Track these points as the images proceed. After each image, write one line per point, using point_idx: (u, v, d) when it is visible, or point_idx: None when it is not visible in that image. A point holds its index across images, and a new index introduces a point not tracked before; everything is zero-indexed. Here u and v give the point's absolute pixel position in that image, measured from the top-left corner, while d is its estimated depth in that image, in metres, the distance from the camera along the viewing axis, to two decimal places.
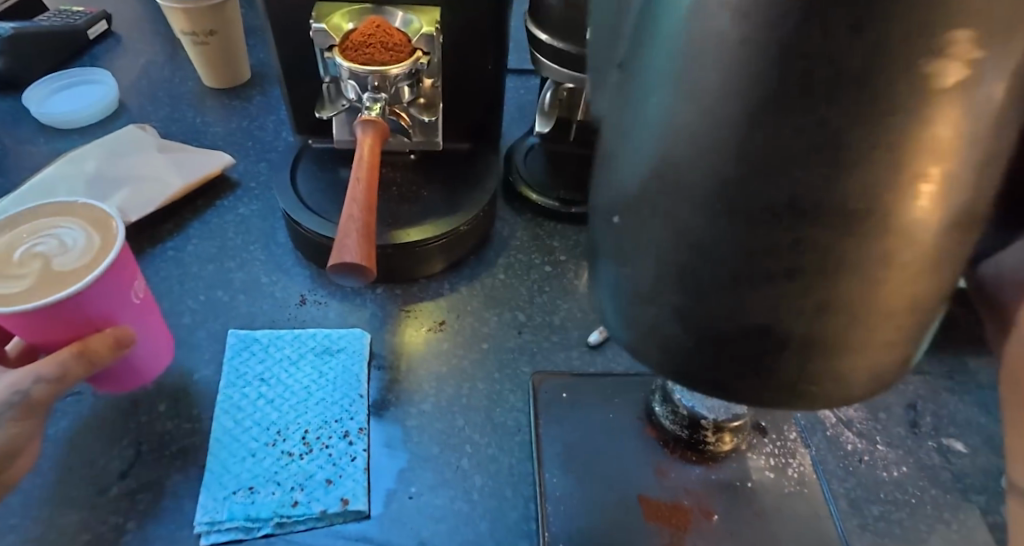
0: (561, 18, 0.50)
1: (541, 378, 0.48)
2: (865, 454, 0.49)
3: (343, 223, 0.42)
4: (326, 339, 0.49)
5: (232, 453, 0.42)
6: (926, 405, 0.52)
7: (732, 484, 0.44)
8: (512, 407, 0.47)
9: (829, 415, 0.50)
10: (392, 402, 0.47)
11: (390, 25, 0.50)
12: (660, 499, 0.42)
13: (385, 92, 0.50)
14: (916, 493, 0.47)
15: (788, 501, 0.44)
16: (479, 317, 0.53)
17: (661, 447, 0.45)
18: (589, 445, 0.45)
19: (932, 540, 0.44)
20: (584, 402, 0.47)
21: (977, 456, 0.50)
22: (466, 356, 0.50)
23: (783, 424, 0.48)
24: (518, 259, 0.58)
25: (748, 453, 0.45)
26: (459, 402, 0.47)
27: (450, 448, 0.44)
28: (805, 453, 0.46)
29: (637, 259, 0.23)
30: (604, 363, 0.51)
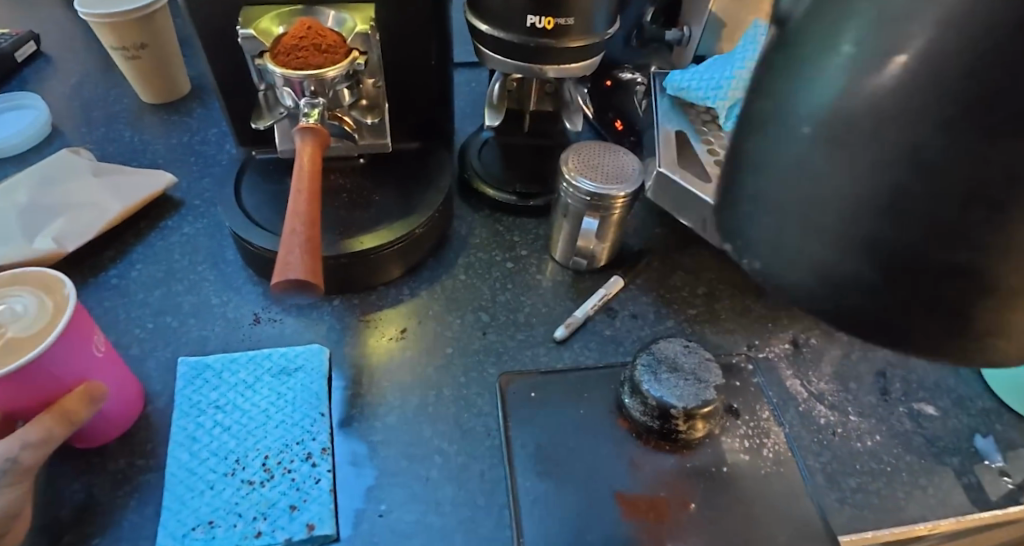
0: (499, 7, 0.49)
1: (507, 379, 0.47)
2: (839, 426, 0.48)
3: (286, 238, 0.40)
4: (284, 357, 0.47)
5: (191, 489, 0.40)
6: (895, 371, 0.53)
7: (708, 471, 0.43)
8: (481, 411, 0.46)
9: (801, 390, 0.50)
10: (356, 417, 0.45)
11: (322, 25, 0.48)
12: (635, 493, 0.42)
13: (323, 96, 0.48)
14: (891, 461, 0.47)
15: (765, 482, 0.43)
16: (443, 321, 0.52)
17: (635, 439, 0.44)
18: (561, 444, 0.44)
19: (910, 508, 0.44)
20: (553, 400, 0.46)
21: (947, 418, 0.50)
22: (432, 362, 0.49)
23: (754, 405, 0.47)
24: (477, 257, 0.57)
25: (722, 437, 0.45)
26: (427, 412, 0.46)
27: (418, 460, 0.43)
28: (779, 431, 0.46)
29: (788, 216, 0.19)
30: (571, 357, 0.50)
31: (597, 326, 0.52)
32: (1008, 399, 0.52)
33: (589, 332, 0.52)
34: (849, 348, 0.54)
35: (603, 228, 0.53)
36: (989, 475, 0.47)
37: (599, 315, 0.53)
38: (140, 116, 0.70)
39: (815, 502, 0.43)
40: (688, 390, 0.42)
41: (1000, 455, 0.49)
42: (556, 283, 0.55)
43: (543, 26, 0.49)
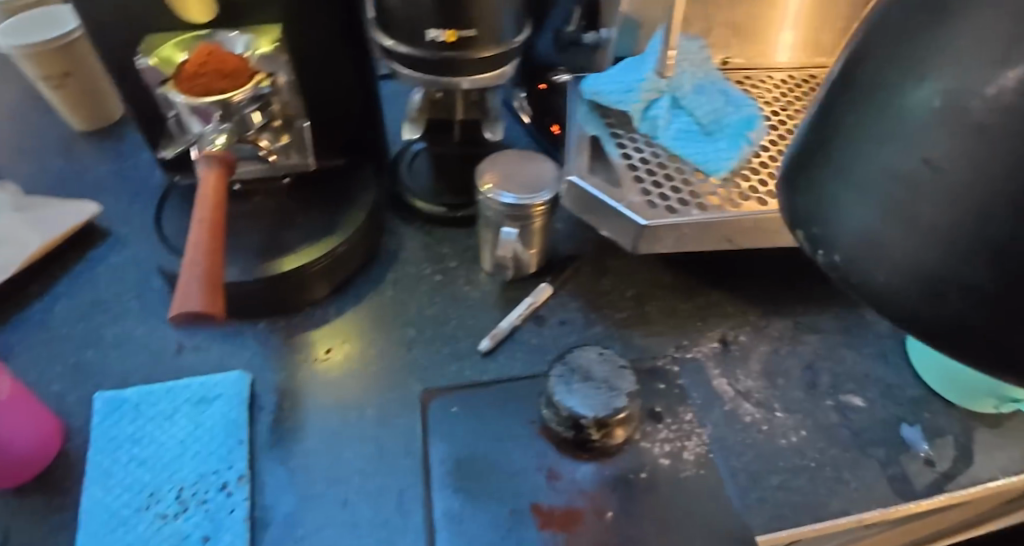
0: (401, 22, 0.48)
1: (428, 395, 0.47)
2: (763, 423, 0.48)
3: (185, 269, 0.40)
4: (206, 386, 0.46)
5: (106, 527, 0.40)
6: (825, 363, 0.53)
7: (625, 478, 0.43)
8: (402, 429, 0.46)
9: (727, 389, 0.50)
10: (277, 443, 0.45)
11: (224, 50, 0.47)
12: (552, 505, 0.42)
13: (229, 121, 0.48)
14: (815, 457, 0.47)
15: (684, 486, 0.43)
16: (370, 340, 0.52)
17: (556, 449, 0.44)
18: (480, 459, 0.44)
19: (833, 504, 0.45)
20: (474, 414, 0.46)
21: (874, 408, 0.51)
22: (357, 382, 0.49)
23: (678, 407, 0.47)
24: (406, 271, 0.57)
25: (642, 442, 0.45)
26: (348, 434, 0.46)
27: (337, 483, 0.43)
28: (701, 433, 0.46)
29: (901, 208, 0.18)
30: (496, 369, 0.50)
31: (524, 336, 0.52)
32: (936, 386, 0.52)
33: (516, 341, 0.52)
34: (779, 343, 0.54)
35: (526, 237, 0.53)
36: (915, 464, 0.48)
37: (526, 323, 0.53)
38: (73, 143, 0.69)
39: (735, 503, 0.43)
40: (600, 398, 0.42)
41: (926, 443, 0.49)
42: (485, 294, 0.55)
43: (445, 39, 0.48)
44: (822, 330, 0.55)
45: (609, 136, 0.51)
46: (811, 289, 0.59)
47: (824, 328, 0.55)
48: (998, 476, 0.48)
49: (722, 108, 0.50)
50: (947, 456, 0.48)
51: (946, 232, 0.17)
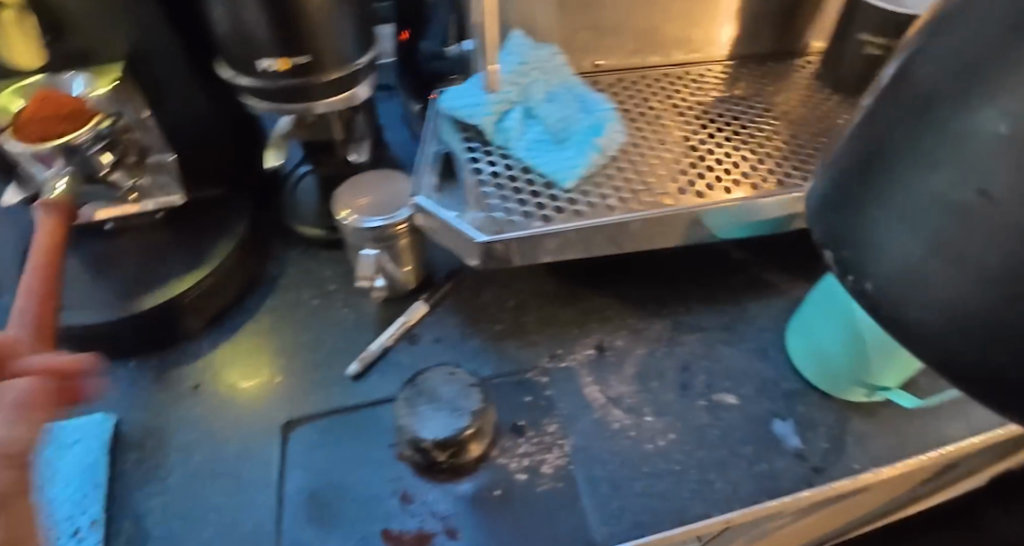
0: (235, 52, 0.48)
1: (292, 424, 0.48)
2: (632, 429, 0.48)
3: (14, 319, 0.40)
4: (71, 429, 0.47)
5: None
6: (702, 363, 0.53)
7: (479, 496, 0.43)
8: (263, 462, 0.46)
9: (597, 396, 0.50)
10: (136, 484, 0.45)
11: (61, 92, 0.47)
12: (403, 529, 0.42)
13: (72, 162, 0.47)
14: (681, 460, 0.47)
15: (539, 500, 0.44)
16: (244, 371, 0.52)
17: (416, 470, 0.44)
18: (336, 489, 0.44)
19: (694, 507, 0.45)
20: (333, 442, 0.46)
21: (747, 405, 0.51)
22: (226, 415, 0.49)
23: (541, 420, 0.48)
24: (285, 297, 0.57)
25: (499, 458, 0.45)
26: (210, 469, 0.46)
27: (192, 522, 0.43)
28: (562, 444, 0.46)
29: (944, 250, 0.16)
30: (364, 392, 0.50)
31: (397, 356, 0.52)
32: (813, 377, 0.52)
33: (388, 362, 0.52)
34: (656, 345, 0.54)
35: (395, 256, 0.53)
36: (784, 460, 0.48)
37: (399, 343, 0.53)
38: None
39: (591, 514, 0.43)
40: (442, 422, 0.42)
41: (798, 437, 0.49)
42: (363, 315, 0.55)
43: (279, 67, 0.48)
44: (701, 329, 0.55)
45: (461, 151, 0.50)
46: (695, 287, 0.59)
47: (703, 327, 0.56)
48: (866, 466, 0.48)
49: (571, 115, 0.50)
50: (818, 450, 0.48)
51: (980, 274, 0.15)
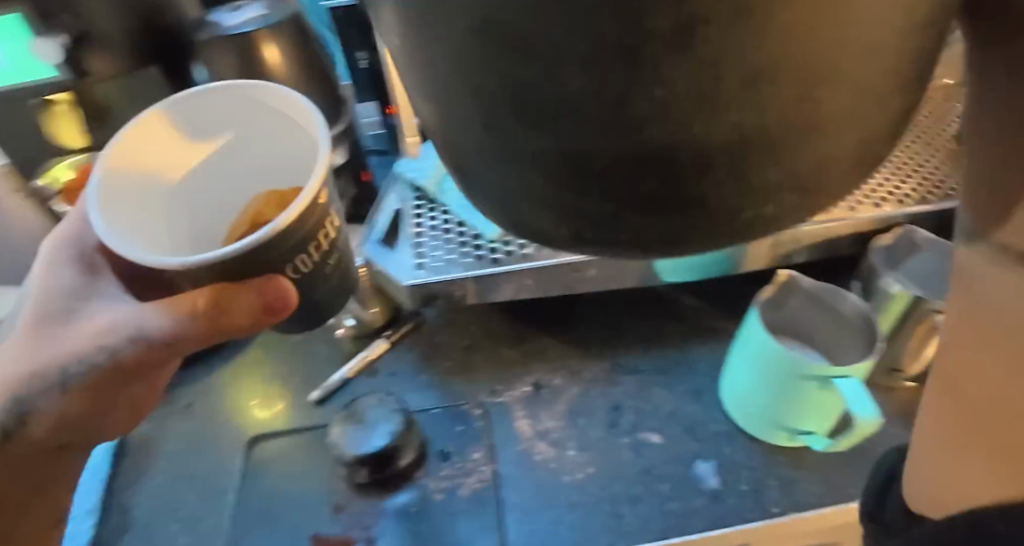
0: None
1: (259, 438, 0.56)
2: (553, 461, 0.53)
3: None
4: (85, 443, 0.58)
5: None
6: (629, 402, 0.56)
7: (404, 510, 0.51)
8: (227, 471, 0.55)
9: (526, 430, 0.55)
10: (127, 483, 0.55)
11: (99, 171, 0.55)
12: (331, 533, 0.51)
13: None
14: (595, 493, 0.51)
15: (455, 519, 0.51)
16: (204, 398, 0.59)
17: (352, 488, 0.53)
18: (274, 520, 0.52)
19: (601, 538, 0.49)
20: (285, 460, 0.55)
21: (671, 444, 0.53)
22: (190, 438, 0.57)
23: (468, 449, 0.54)
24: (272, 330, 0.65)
25: (422, 478, 0.53)
26: (178, 476, 0.55)
27: (168, 517, 0.53)
28: (485, 469, 0.53)
29: (450, 118, 0.12)
30: (320, 417, 0.57)
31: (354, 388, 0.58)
32: (738, 419, 0.53)
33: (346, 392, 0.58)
34: (590, 385, 0.57)
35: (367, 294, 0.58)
36: (700, 500, 0.50)
37: (360, 375, 0.59)
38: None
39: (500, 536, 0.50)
40: (361, 440, 0.51)
41: (717, 479, 0.51)
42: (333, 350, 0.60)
43: None
44: (637, 371, 0.58)
45: None
46: (642, 327, 0.60)
47: (639, 369, 0.58)
48: (785, 509, 0.49)
49: None
50: (736, 491, 0.50)
51: (497, 131, 0.11)
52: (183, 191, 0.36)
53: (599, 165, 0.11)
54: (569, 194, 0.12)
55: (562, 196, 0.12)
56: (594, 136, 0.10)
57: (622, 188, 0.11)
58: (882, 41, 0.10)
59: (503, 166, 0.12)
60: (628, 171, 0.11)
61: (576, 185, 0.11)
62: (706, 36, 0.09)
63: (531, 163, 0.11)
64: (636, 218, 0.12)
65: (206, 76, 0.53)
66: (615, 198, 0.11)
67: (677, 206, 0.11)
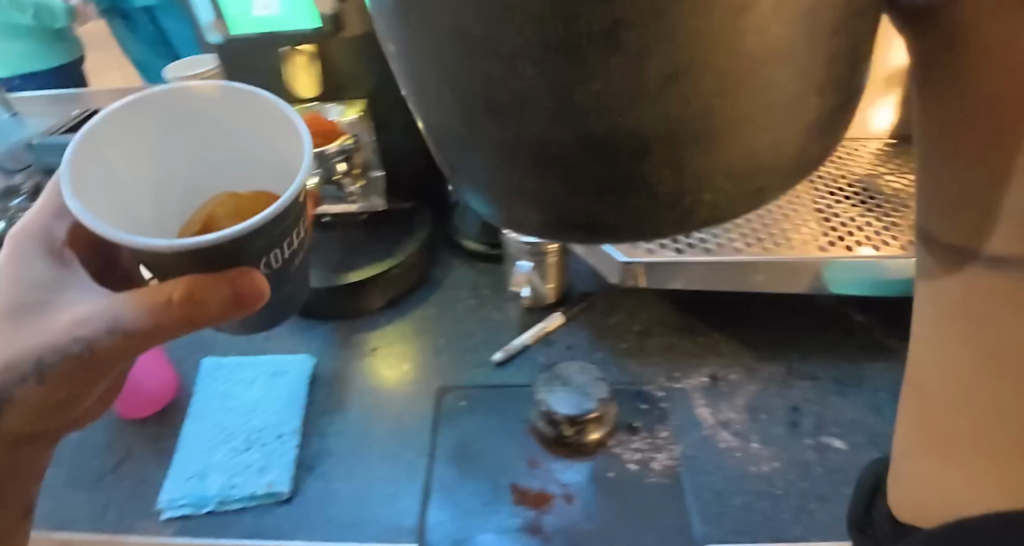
0: None
1: (445, 390, 0.55)
2: (738, 450, 0.50)
3: None
4: (232, 384, 0.54)
5: (143, 507, 0.47)
6: (810, 405, 0.53)
7: (597, 474, 0.48)
8: (420, 414, 0.53)
9: (707, 416, 0.52)
10: (324, 413, 0.53)
11: (324, 118, 0.55)
12: (530, 486, 0.48)
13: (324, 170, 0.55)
14: (784, 486, 0.48)
15: (648, 489, 0.48)
16: (400, 347, 0.58)
17: (539, 444, 0.50)
18: (477, 467, 0.49)
19: (793, 529, 0.45)
20: (478, 410, 0.53)
21: (856, 452, 0.49)
22: (386, 378, 0.56)
23: (656, 425, 0.52)
24: (448, 293, 0.62)
25: (616, 448, 0.50)
26: (376, 412, 0.53)
27: (361, 451, 0.51)
28: (673, 447, 0.50)
29: (432, 104, 0.13)
30: (503, 378, 0.56)
31: (532, 354, 0.57)
32: None
33: (525, 357, 0.57)
34: (768, 385, 0.54)
35: (545, 270, 0.58)
36: None
37: (535, 345, 0.58)
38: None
39: (694, 518, 0.46)
40: (574, 399, 0.50)
41: None
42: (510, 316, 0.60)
43: None
44: (814, 378, 0.54)
45: None
46: (784, 328, 0.58)
47: (817, 377, 0.54)
48: None
49: None
50: None
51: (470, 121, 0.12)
52: (163, 177, 0.34)
53: (561, 153, 0.12)
54: (535, 178, 0.12)
55: (532, 183, 0.13)
56: (556, 123, 0.11)
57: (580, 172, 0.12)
58: (799, 39, 0.11)
59: (478, 158, 0.13)
60: (577, 154, 0.12)
61: (541, 172, 0.12)
62: (629, 37, 0.10)
63: (504, 151, 0.12)
64: (596, 201, 0.12)
65: None
66: (577, 180, 0.12)
67: (624, 189, 0.12)
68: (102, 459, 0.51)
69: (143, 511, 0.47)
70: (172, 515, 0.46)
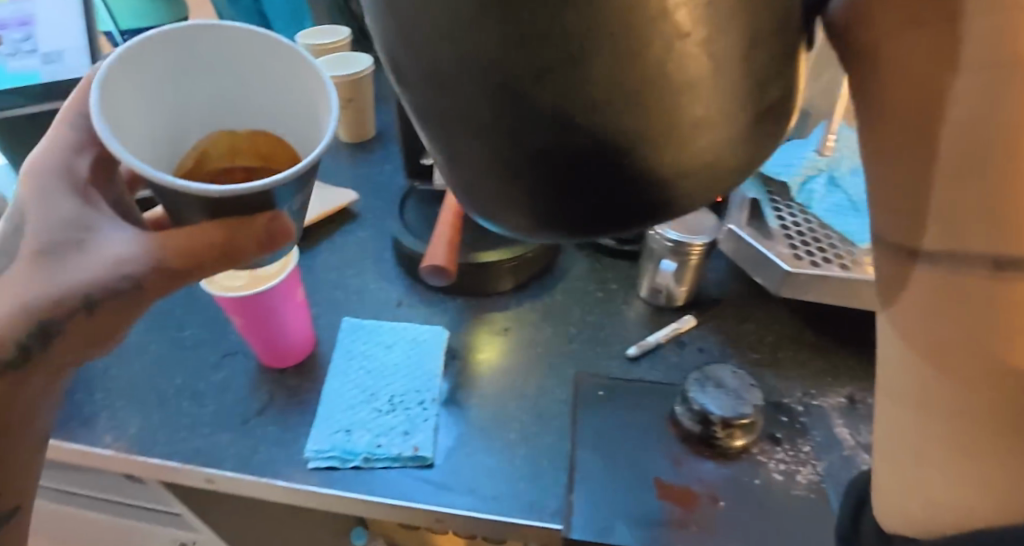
0: None
1: (581, 377, 0.52)
2: None
3: (438, 230, 0.51)
4: (372, 346, 0.53)
5: (288, 451, 0.46)
6: None
7: (741, 480, 0.45)
8: (555, 398, 0.50)
9: (848, 438, 0.48)
10: (458, 385, 0.51)
11: None
12: (673, 483, 0.45)
13: None
14: None
15: (796, 504, 0.44)
16: (536, 328, 0.56)
17: (677, 441, 0.47)
18: (618, 460, 0.47)
19: None
20: (619, 402, 0.50)
21: None
22: (523, 357, 0.53)
23: (799, 439, 0.48)
24: (575, 284, 0.59)
25: (761, 457, 0.47)
26: (514, 390, 0.51)
27: (500, 426, 0.49)
28: (818, 464, 0.46)
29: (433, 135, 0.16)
30: (640, 373, 0.52)
31: (665, 353, 0.54)
32: None
33: (659, 356, 0.54)
34: None
35: (684, 272, 0.54)
36: None
37: (669, 345, 0.54)
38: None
39: None
40: (727, 402, 0.47)
41: None
42: (639, 315, 0.56)
43: None
44: None
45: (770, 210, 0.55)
46: None
47: None
48: None
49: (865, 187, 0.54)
50: None
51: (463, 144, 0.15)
52: (180, 101, 0.32)
53: (529, 163, 0.15)
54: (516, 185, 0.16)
55: (514, 190, 0.16)
56: (523, 141, 0.14)
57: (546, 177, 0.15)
58: (715, 69, 0.14)
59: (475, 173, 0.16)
60: (542, 164, 0.15)
61: (518, 181, 0.15)
62: (560, 72, 0.13)
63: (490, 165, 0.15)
64: (562, 199, 0.16)
65: None
66: (544, 184, 0.15)
67: (584, 189, 0.15)
68: (246, 402, 0.49)
69: (289, 456, 0.46)
70: (317, 466, 0.45)
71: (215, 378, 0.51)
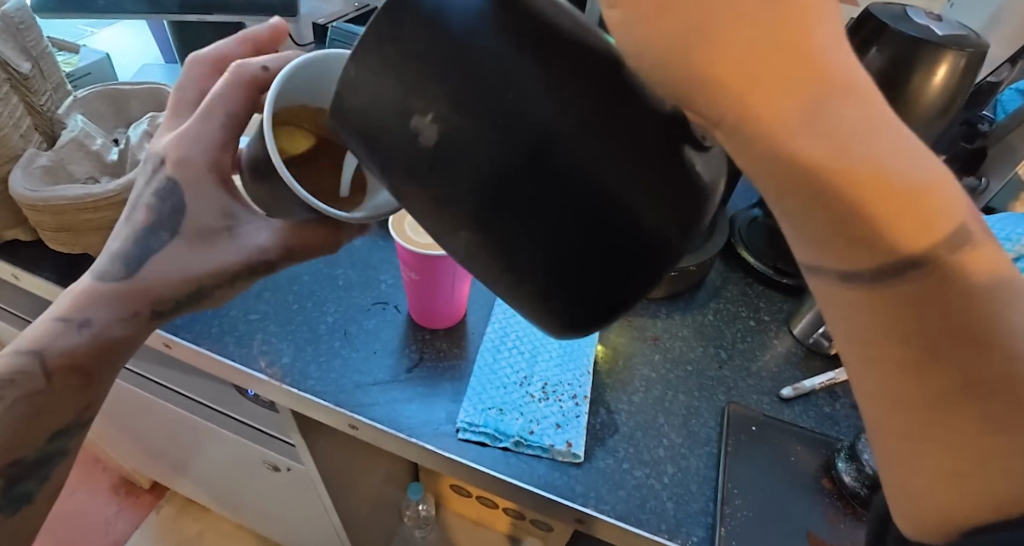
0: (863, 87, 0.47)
1: (735, 407, 0.49)
2: None
3: None
4: (526, 328, 0.53)
5: (438, 419, 0.47)
6: None
7: None
8: (705, 421, 0.48)
9: None
10: (607, 388, 0.50)
11: None
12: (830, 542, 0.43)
13: None
14: None
15: None
16: (687, 343, 0.54)
17: (827, 497, 0.45)
18: (773, 506, 0.44)
19: None
20: (768, 440, 0.47)
21: None
22: (672, 370, 0.52)
23: None
24: (727, 307, 0.57)
25: None
26: (663, 403, 0.49)
27: (649, 436, 0.47)
28: None
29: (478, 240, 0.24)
30: (793, 416, 0.49)
31: (818, 401, 0.50)
32: None
33: (811, 403, 0.50)
34: None
35: None
36: None
37: (821, 393, 0.51)
38: None
39: None
40: None
41: None
42: (787, 352, 0.54)
43: None
44: None
45: None
46: None
47: None
48: None
49: None
50: None
51: (488, 239, 0.24)
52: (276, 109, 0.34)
53: (529, 242, 0.24)
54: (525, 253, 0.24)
55: (525, 257, 0.24)
56: (516, 230, 0.23)
57: (541, 247, 0.24)
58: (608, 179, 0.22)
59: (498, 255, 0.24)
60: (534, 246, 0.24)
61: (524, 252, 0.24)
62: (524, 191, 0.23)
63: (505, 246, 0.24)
64: (566, 262, 0.24)
65: (937, 30, 0.44)
66: (543, 249, 0.24)
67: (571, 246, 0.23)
68: (396, 358, 0.50)
69: (434, 430, 0.46)
70: (466, 438, 0.45)
71: (363, 325, 0.52)
